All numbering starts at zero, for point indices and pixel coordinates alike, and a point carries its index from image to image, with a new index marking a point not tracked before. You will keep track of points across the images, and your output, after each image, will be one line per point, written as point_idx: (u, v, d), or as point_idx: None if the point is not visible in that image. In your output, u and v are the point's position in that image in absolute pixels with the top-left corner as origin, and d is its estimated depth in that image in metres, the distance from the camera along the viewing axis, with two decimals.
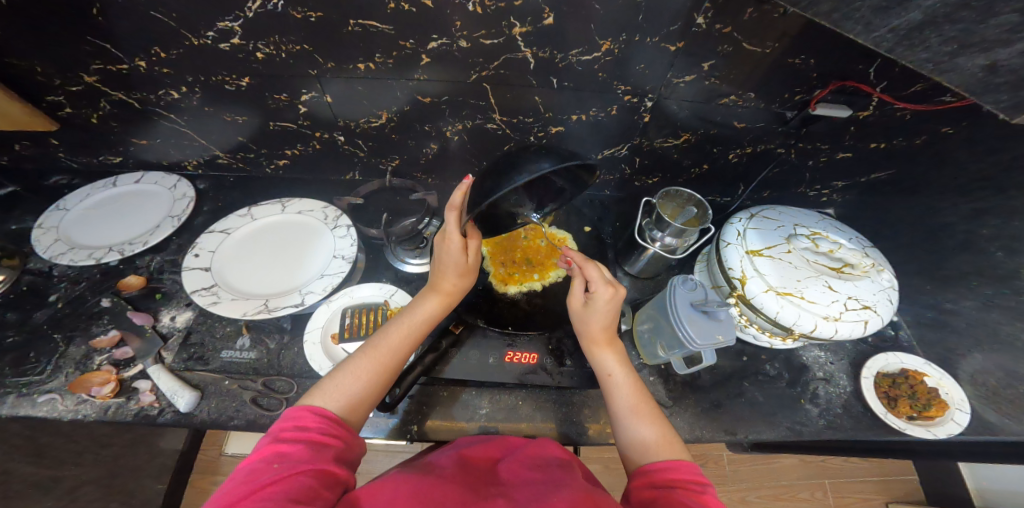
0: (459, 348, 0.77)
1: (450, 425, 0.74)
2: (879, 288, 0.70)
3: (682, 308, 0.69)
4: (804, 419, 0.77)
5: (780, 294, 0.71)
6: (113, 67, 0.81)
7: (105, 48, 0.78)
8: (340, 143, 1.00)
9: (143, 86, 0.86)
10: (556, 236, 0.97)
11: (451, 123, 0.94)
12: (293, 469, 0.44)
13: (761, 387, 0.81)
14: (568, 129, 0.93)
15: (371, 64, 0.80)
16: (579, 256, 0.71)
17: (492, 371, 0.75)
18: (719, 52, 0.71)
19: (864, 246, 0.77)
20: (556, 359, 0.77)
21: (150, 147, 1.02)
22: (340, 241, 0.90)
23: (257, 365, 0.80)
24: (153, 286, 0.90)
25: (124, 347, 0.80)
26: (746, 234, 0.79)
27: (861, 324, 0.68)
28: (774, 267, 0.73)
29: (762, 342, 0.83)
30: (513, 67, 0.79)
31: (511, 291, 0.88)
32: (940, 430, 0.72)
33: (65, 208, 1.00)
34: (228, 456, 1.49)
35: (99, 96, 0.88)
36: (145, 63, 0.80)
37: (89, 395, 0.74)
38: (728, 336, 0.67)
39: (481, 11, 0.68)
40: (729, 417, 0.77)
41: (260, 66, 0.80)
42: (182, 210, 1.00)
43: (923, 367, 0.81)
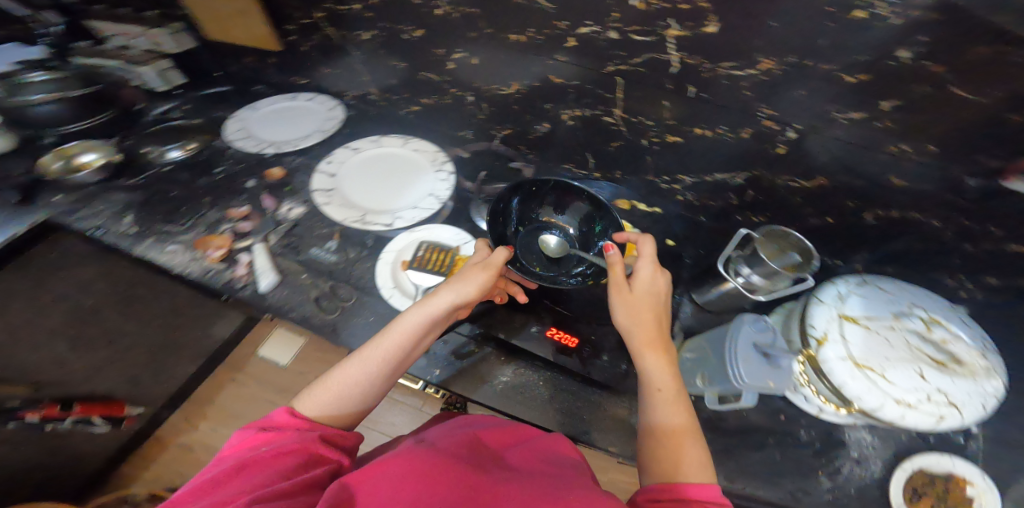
0: (509, 309, 0.81)
1: (475, 378, 0.76)
2: (978, 392, 0.59)
3: (742, 344, 0.66)
4: (813, 489, 0.69)
5: (856, 365, 0.61)
6: (337, 6, 1.02)
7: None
8: (468, 103, 1.11)
9: (348, 24, 1.05)
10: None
11: (571, 108, 0.98)
12: (278, 452, 0.49)
13: (784, 449, 0.72)
14: (686, 142, 0.91)
15: (524, 37, 0.88)
16: (633, 237, 0.75)
17: (531, 340, 0.77)
18: (902, 91, 0.63)
19: (985, 342, 0.64)
20: (593, 350, 0.78)
21: (326, 75, 1.25)
22: (439, 184, 0.97)
23: (334, 268, 0.89)
24: (285, 180, 1.05)
25: (245, 223, 0.95)
26: (847, 298, 0.67)
27: (936, 420, 0.57)
28: (864, 339, 0.63)
29: (811, 404, 0.73)
30: (655, 67, 0.80)
31: (574, 268, 0.86)
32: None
33: (255, 107, 1.24)
34: (257, 358, 1.64)
35: (317, 29, 1.11)
36: (359, 7, 0.99)
37: (203, 255, 0.89)
38: (779, 385, 0.62)
39: (644, 8, 0.70)
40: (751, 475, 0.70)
41: (435, 22, 0.94)
42: (331, 127, 1.18)
43: (972, 474, 0.70)
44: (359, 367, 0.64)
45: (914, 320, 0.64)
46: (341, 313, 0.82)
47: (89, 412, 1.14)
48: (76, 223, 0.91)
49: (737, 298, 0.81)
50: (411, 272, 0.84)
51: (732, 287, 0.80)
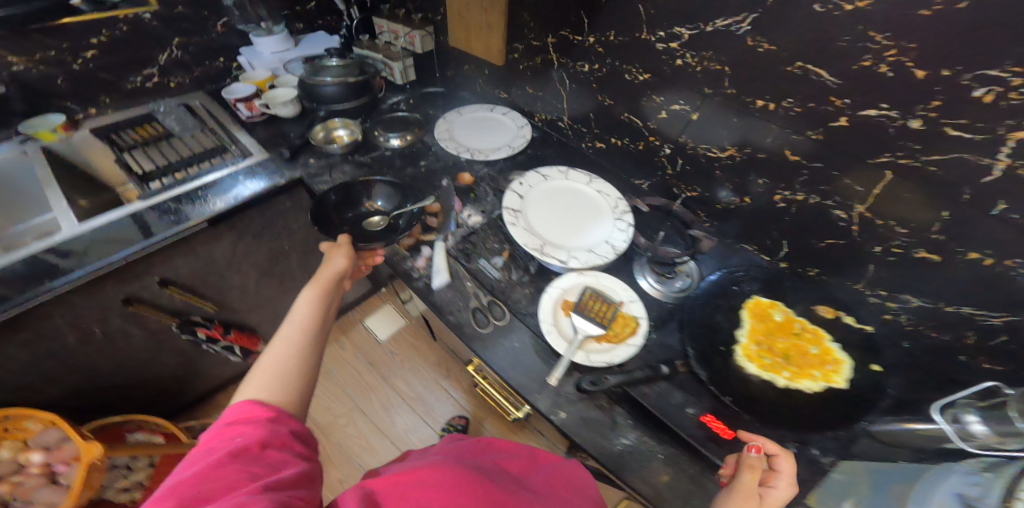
0: (668, 384, 0.76)
1: (596, 432, 0.71)
2: None
3: (939, 492, 0.56)
4: None
5: None
6: (573, 36, 1.07)
7: (582, 22, 1.02)
8: (662, 154, 1.06)
9: (576, 54, 1.10)
10: (830, 353, 0.75)
11: (791, 190, 0.86)
12: (259, 441, 0.47)
13: None
14: (947, 265, 0.70)
15: (772, 105, 0.80)
16: (772, 444, 0.63)
17: (682, 415, 0.72)
18: None
19: None
20: (749, 450, 0.68)
21: (529, 96, 1.32)
22: (617, 232, 0.94)
23: (496, 284, 0.93)
24: (471, 187, 1.14)
25: (432, 218, 1.05)
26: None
27: None
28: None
29: None
30: (955, 170, 0.63)
31: (749, 369, 0.73)
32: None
33: (461, 112, 1.38)
34: (361, 327, 1.89)
35: (541, 54, 1.18)
36: (594, 41, 1.03)
37: (395, 238, 1.01)
38: None
39: (987, 99, 0.56)
40: None
41: (669, 70, 0.92)
42: (518, 145, 1.25)
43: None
44: (277, 353, 0.63)
45: None
46: (494, 330, 0.86)
47: (237, 341, 1.47)
48: (320, 184, 1.19)
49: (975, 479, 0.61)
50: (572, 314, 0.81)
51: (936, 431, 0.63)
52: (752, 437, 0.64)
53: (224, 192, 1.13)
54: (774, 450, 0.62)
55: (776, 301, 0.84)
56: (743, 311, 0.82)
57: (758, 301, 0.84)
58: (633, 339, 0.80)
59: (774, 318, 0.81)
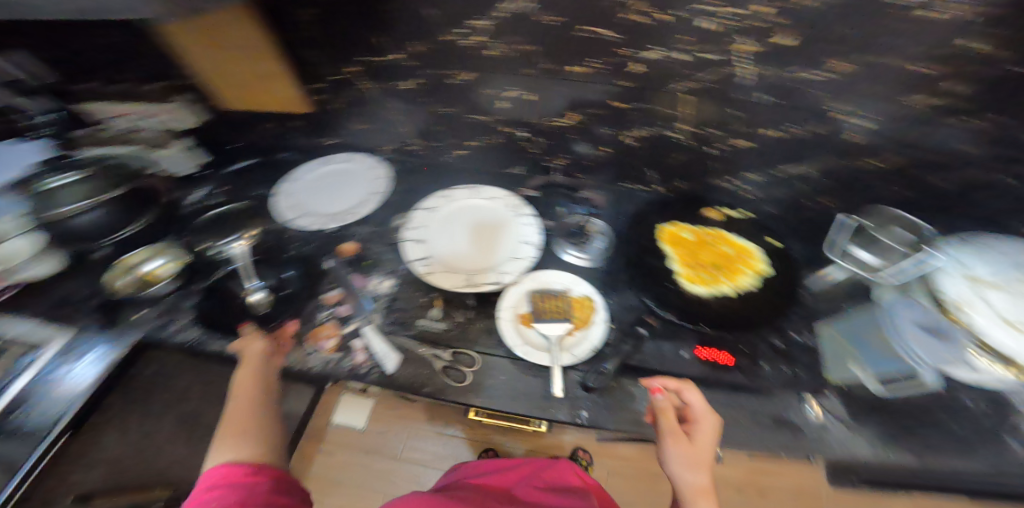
0: (656, 340, 0.85)
1: (626, 413, 0.76)
2: None
3: (905, 327, 0.75)
4: (1010, 460, 0.68)
5: (1013, 327, 0.62)
6: (374, 58, 0.96)
7: (383, 42, 0.92)
8: (522, 139, 1.12)
9: (390, 75, 1.01)
10: (743, 246, 0.94)
11: (631, 129, 1.02)
12: (245, 496, 0.68)
13: (955, 418, 0.72)
14: (759, 144, 0.95)
15: (590, 67, 0.90)
16: (675, 382, 0.77)
17: (684, 363, 0.83)
18: (973, 78, 0.68)
19: None
20: (752, 360, 0.82)
21: (363, 132, 1.19)
22: (526, 228, 0.98)
23: (447, 334, 0.90)
24: (361, 253, 1.00)
25: (344, 306, 0.91)
26: (964, 259, 0.73)
27: None
28: (1012, 299, 0.65)
29: (977, 377, 0.69)
30: (724, 81, 0.85)
31: (700, 292, 0.85)
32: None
33: (296, 176, 1.15)
34: (336, 425, 1.65)
35: (351, 84, 1.05)
36: (400, 56, 0.95)
37: (316, 347, 0.86)
38: (966, 355, 0.69)
39: (715, 29, 0.76)
40: (926, 447, 0.69)
41: (488, 60, 0.93)
42: (383, 189, 1.12)
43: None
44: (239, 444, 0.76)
45: None
46: (473, 377, 0.82)
47: None
48: (179, 335, 0.85)
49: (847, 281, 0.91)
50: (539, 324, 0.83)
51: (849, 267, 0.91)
52: (659, 385, 0.77)
53: (65, 385, 0.79)
54: (678, 389, 0.76)
55: (680, 223, 0.99)
56: (663, 242, 0.95)
57: (667, 228, 0.97)
58: (597, 315, 0.86)
59: (688, 238, 0.95)
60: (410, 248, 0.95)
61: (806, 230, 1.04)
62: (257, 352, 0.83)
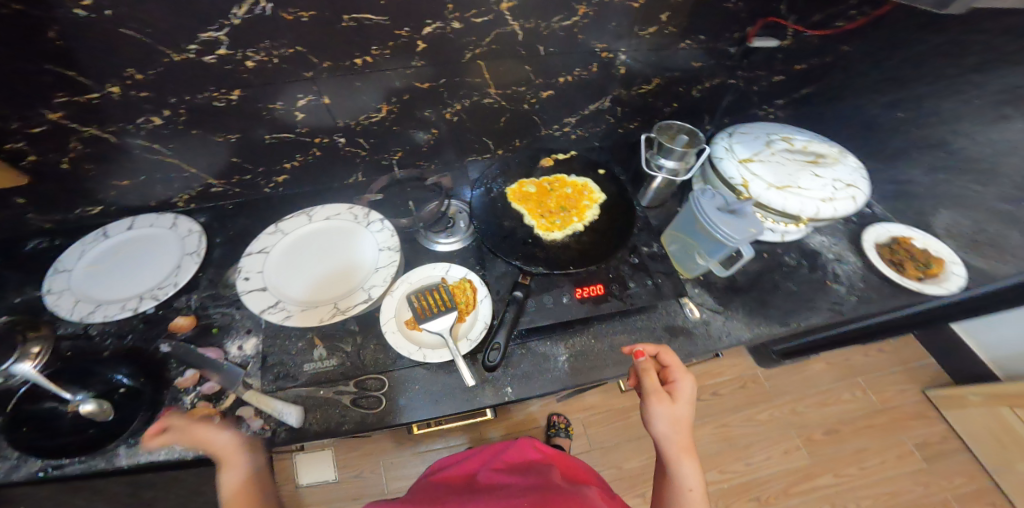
0: (534, 298, 0.86)
1: (545, 372, 0.83)
2: (852, 169, 0.90)
3: (711, 213, 0.82)
4: (838, 298, 0.95)
5: (780, 188, 0.87)
6: (81, 96, 0.82)
7: (71, 77, 0.78)
8: (341, 145, 1.06)
9: (121, 115, 0.87)
10: (578, 183, 1.07)
11: (450, 105, 1.01)
12: None
13: (790, 277, 0.99)
14: (556, 92, 1.04)
15: (368, 58, 0.88)
16: (655, 346, 0.79)
17: (569, 308, 0.84)
18: (669, 6, 0.88)
19: (826, 141, 0.98)
20: (621, 285, 0.88)
21: (132, 188, 1.03)
22: (379, 235, 0.94)
23: (343, 370, 0.83)
24: (205, 323, 0.88)
25: (208, 383, 0.80)
26: (734, 148, 0.95)
27: (851, 200, 0.86)
28: (769, 169, 0.90)
29: (778, 233, 1.00)
30: (503, 40, 0.89)
31: (558, 236, 0.96)
32: (948, 283, 0.95)
33: (66, 269, 0.94)
34: (307, 487, 1.48)
35: (68, 135, 0.88)
36: (119, 88, 0.82)
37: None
38: (757, 226, 0.79)
39: None
40: (778, 310, 0.94)
41: (249, 75, 0.86)
42: (196, 246, 0.99)
43: (907, 234, 1.06)
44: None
45: (781, 141, 0.96)
46: (387, 399, 0.80)
47: None
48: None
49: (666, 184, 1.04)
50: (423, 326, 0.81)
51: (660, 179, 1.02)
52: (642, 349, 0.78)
53: None
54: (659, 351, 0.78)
55: (521, 180, 1.07)
56: (514, 204, 1.02)
57: (514, 190, 1.04)
58: (479, 293, 0.88)
59: (532, 192, 1.03)
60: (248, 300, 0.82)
61: None
62: (233, 443, 0.71)
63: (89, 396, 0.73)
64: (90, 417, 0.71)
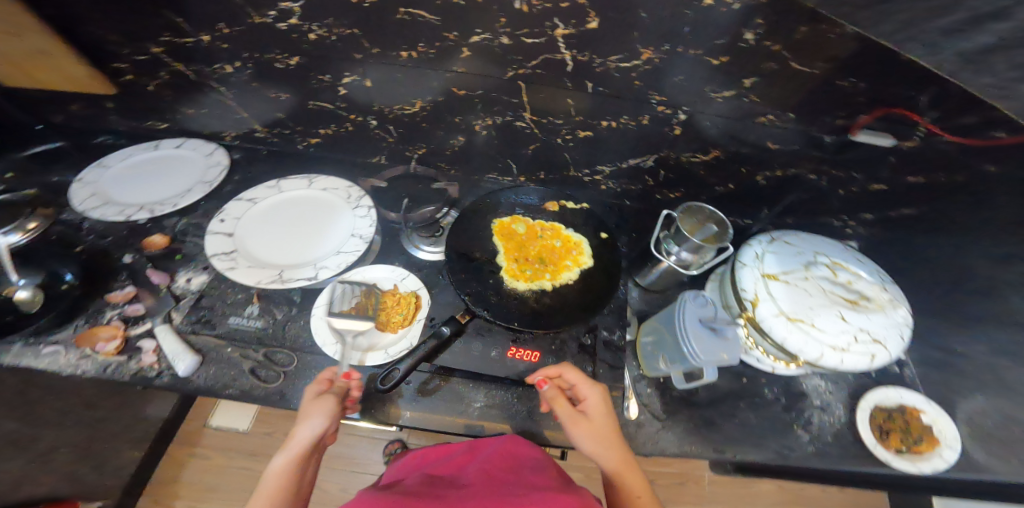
0: (464, 338, 0.76)
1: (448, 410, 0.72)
2: (891, 323, 0.69)
3: (688, 322, 0.69)
4: (793, 444, 0.76)
5: (789, 319, 0.70)
6: (179, 39, 0.89)
7: (176, 22, 0.85)
8: (372, 127, 1.03)
9: (201, 58, 0.93)
10: (571, 239, 0.90)
11: (481, 117, 0.95)
12: None
13: (755, 409, 0.79)
14: (596, 134, 0.94)
15: (414, 52, 0.83)
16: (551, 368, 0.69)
17: (494, 365, 0.73)
18: (762, 69, 0.72)
19: (884, 281, 0.75)
20: (558, 360, 0.75)
21: (194, 116, 1.10)
22: (359, 220, 0.92)
23: (261, 333, 0.81)
24: (174, 247, 0.95)
25: (136, 304, 0.84)
26: (764, 257, 0.78)
27: (868, 357, 0.67)
28: (788, 293, 0.72)
29: (765, 365, 0.83)
30: (550, 68, 0.81)
31: (520, 287, 0.82)
32: (925, 465, 0.73)
33: (106, 165, 1.08)
34: (213, 429, 1.43)
35: (161, 66, 0.96)
36: (209, 37, 0.87)
37: (93, 350, 0.78)
38: (733, 356, 0.66)
39: (527, 10, 0.71)
40: (722, 435, 0.76)
41: (310, 46, 0.85)
42: (214, 177, 1.07)
43: (922, 404, 0.81)
44: None
45: (825, 267, 0.75)
46: (286, 378, 0.76)
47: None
48: None
49: (673, 274, 0.87)
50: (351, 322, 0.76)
51: (667, 266, 0.86)
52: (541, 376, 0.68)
53: None
54: (560, 372, 0.68)
55: (516, 216, 0.93)
56: (495, 237, 0.89)
57: (501, 224, 0.90)
58: (421, 313, 0.81)
59: (519, 233, 0.89)
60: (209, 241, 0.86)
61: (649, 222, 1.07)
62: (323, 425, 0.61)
63: (32, 282, 0.76)
64: (19, 305, 0.75)
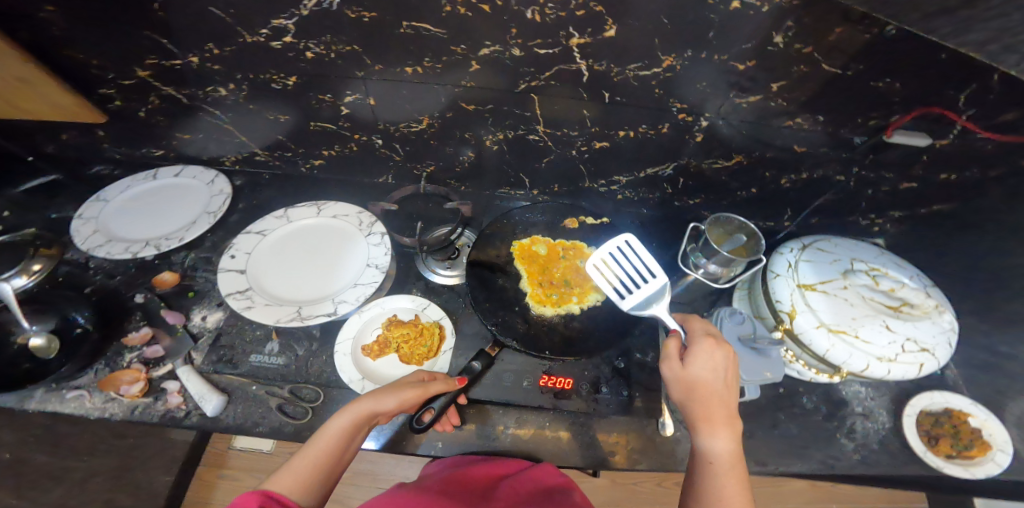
0: (494, 370, 0.79)
1: (477, 437, 0.74)
2: (939, 330, 0.68)
3: (729, 343, 0.68)
4: (838, 453, 0.77)
5: (832, 331, 0.69)
6: (166, 62, 0.83)
7: (162, 44, 0.79)
8: (378, 146, 1.00)
9: (192, 81, 0.88)
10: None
11: (492, 131, 0.91)
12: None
13: (795, 419, 0.81)
14: (613, 144, 0.90)
15: (420, 68, 0.78)
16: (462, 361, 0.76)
17: (527, 394, 0.76)
18: (792, 72, 0.68)
19: (926, 285, 0.74)
20: (592, 386, 0.77)
21: (191, 141, 1.06)
22: (374, 249, 0.92)
23: (284, 371, 0.81)
24: (185, 284, 0.93)
25: (154, 346, 0.84)
26: (798, 266, 0.77)
27: (917, 367, 0.66)
28: (828, 304, 0.71)
29: (806, 377, 0.82)
30: (565, 78, 0.77)
31: (547, 313, 0.85)
32: (980, 470, 0.72)
33: (105, 200, 1.04)
34: (236, 449, 1.45)
35: (149, 90, 0.91)
36: (197, 59, 0.82)
37: (118, 393, 0.78)
38: (776, 374, 0.65)
39: (540, 19, 0.66)
40: (762, 449, 0.77)
41: (308, 65, 0.80)
42: (218, 207, 1.04)
43: (969, 407, 0.79)
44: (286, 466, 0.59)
45: (865, 274, 0.73)
46: (314, 414, 0.76)
47: None
48: None
49: (700, 287, 0.86)
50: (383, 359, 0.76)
51: (694, 280, 0.86)
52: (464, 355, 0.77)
53: None
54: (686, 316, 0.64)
55: (534, 236, 0.96)
56: (516, 261, 0.92)
57: (522, 246, 0.93)
58: (445, 344, 0.82)
59: (541, 255, 0.92)
60: (223, 280, 0.85)
61: (670, 230, 1.05)
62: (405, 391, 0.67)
63: (45, 328, 0.75)
64: (36, 352, 0.74)
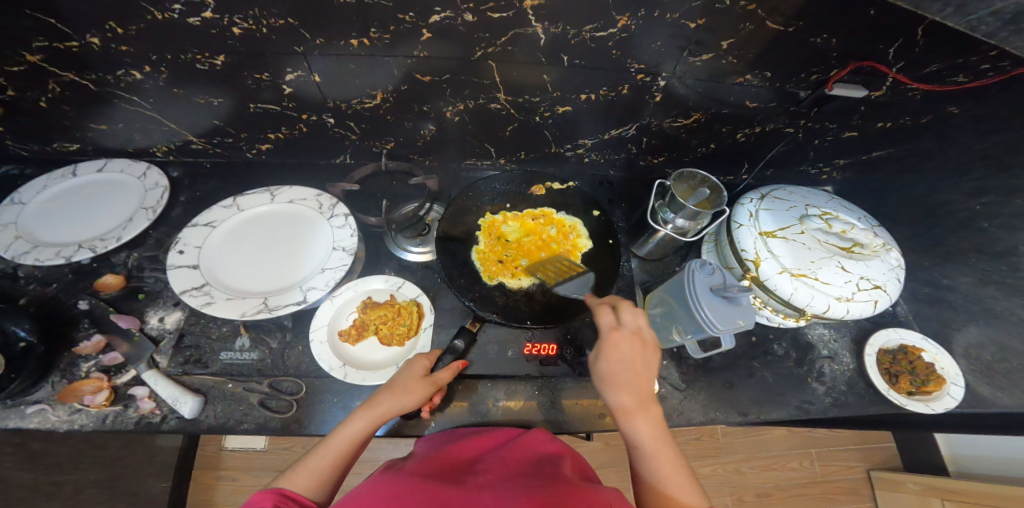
0: (478, 346, 0.79)
1: (468, 412, 0.75)
2: (888, 267, 0.74)
3: (701, 292, 0.69)
4: (812, 397, 0.84)
5: (794, 275, 0.74)
6: (62, 44, 0.73)
7: (49, 23, 0.69)
8: (330, 126, 0.94)
9: (99, 66, 0.78)
10: (565, 223, 0.95)
11: (451, 103, 0.88)
12: None
13: (770, 367, 0.87)
14: (575, 109, 0.89)
15: (366, 40, 0.73)
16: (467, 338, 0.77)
17: (513, 364, 0.78)
18: (739, 29, 0.68)
19: (872, 225, 0.80)
20: (576, 350, 0.80)
21: (111, 132, 0.95)
22: (339, 231, 0.89)
23: (261, 365, 0.78)
24: (134, 286, 0.86)
25: (112, 353, 0.77)
26: (759, 215, 0.81)
27: (871, 304, 0.72)
28: (787, 249, 0.76)
29: (774, 321, 0.89)
30: (520, 43, 0.74)
31: (525, 283, 0.86)
32: (938, 404, 0.80)
33: (20, 202, 0.93)
34: (231, 450, 1.41)
35: (46, 77, 0.80)
36: (99, 41, 0.73)
37: (82, 404, 0.72)
38: (747, 320, 0.66)
39: None
40: (742, 398, 0.83)
41: (238, 43, 0.73)
42: (156, 201, 0.95)
43: (921, 343, 0.88)
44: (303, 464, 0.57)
45: (819, 218, 0.78)
46: (298, 405, 0.73)
47: None
48: None
49: (670, 241, 0.90)
50: (378, 348, 0.80)
51: (664, 234, 0.89)
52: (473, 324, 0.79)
53: None
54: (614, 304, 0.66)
55: (504, 210, 0.95)
56: (483, 238, 0.90)
57: (487, 223, 0.92)
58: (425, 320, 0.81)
59: (509, 230, 0.93)
60: (176, 277, 0.79)
61: (639, 190, 1.08)
62: (417, 383, 0.67)
63: None
64: None
